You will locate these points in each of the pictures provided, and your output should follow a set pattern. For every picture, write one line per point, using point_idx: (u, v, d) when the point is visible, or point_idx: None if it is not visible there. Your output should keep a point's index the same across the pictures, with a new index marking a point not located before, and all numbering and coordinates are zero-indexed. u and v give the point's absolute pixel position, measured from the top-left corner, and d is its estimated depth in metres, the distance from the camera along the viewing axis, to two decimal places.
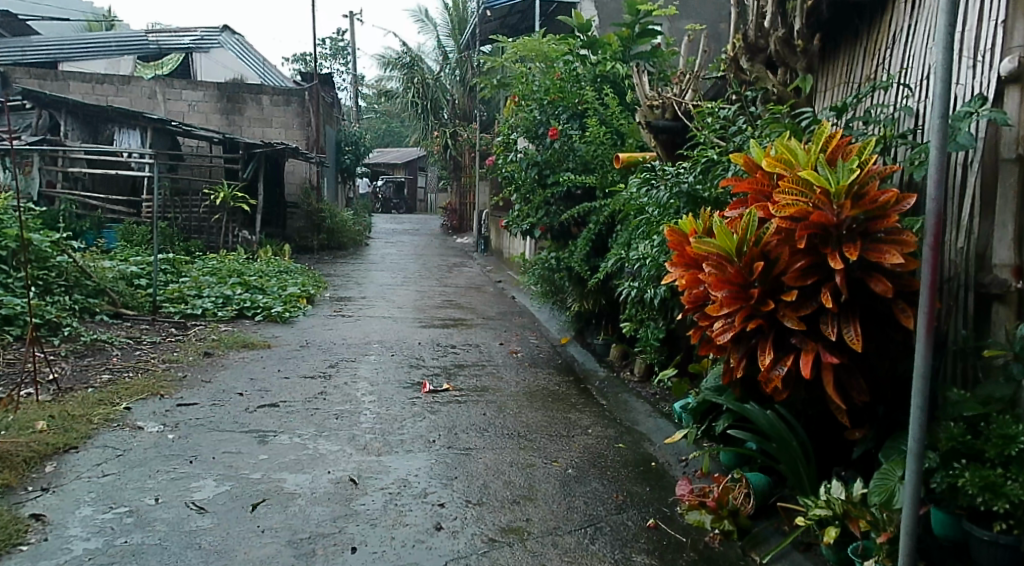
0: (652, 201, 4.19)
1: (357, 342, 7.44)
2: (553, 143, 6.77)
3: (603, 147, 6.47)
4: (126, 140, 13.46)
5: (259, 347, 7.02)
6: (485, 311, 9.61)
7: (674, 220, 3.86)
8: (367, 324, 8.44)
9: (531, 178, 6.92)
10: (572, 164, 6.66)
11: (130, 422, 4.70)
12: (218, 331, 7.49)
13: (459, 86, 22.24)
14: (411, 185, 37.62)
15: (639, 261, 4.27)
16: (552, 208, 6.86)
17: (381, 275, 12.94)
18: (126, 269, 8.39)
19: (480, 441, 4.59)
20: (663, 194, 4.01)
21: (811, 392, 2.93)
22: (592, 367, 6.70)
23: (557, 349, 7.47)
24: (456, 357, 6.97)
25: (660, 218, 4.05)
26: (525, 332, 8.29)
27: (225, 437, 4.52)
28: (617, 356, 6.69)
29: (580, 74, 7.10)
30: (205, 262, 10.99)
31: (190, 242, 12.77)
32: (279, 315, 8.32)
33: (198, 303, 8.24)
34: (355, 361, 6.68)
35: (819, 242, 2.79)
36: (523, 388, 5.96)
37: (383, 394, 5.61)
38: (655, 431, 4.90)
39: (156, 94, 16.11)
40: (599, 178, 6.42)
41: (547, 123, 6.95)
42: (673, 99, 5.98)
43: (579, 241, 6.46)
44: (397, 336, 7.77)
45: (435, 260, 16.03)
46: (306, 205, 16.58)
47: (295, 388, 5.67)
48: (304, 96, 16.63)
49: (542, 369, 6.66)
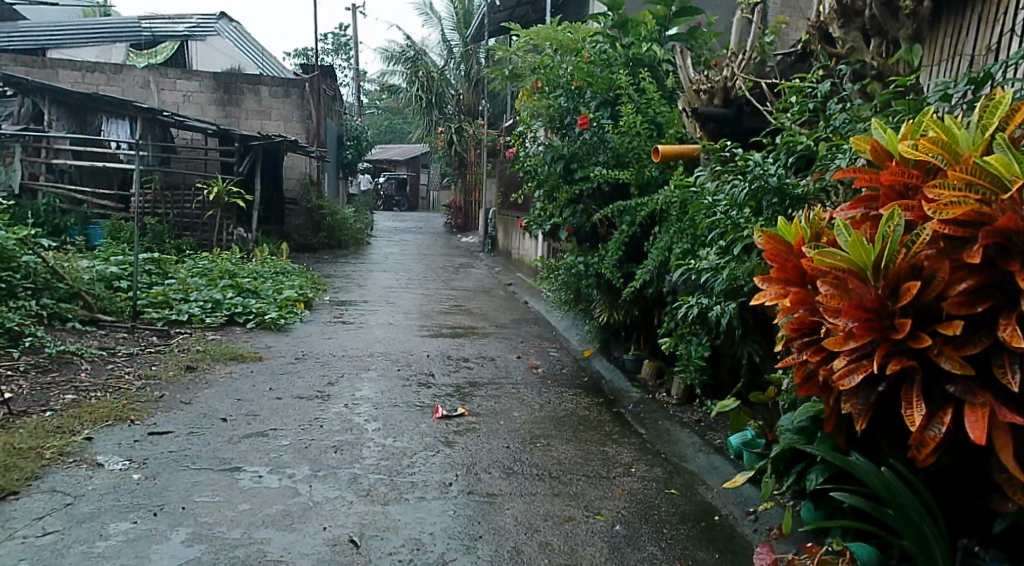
0: (724, 199, 3.46)
1: (359, 354, 6.71)
2: (582, 134, 6.04)
3: (639, 138, 5.72)
4: (114, 130, 12.71)
5: (250, 360, 6.27)
6: (496, 318, 8.88)
7: (762, 222, 3.14)
8: (370, 332, 7.70)
9: (556, 173, 6.17)
10: (604, 157, 5.91)
11: (88, 456, 3.95)
12: (204, 341, 6.73)
13: (464, 81, 21.54)
14: (414, 182, 36.92)
15: (707, 271, 3.54)
16: (579, 207, 6.10)
17: (383, 275, 12.22)
18: (104, 270, 7.63)
19: (506, 485, 3.86)
20: (741, 187, 3.29)
21: (967, 460, 2.20)
22: (623, 387, 5.97)
23: (581, 364, 6.77)
24: (470, 373, 6.23)
25: (736, 218, 3.32)
26: (544, 343, 7.56)
27: (200, 478, 3.76)
28: (650, 373, 5.99)
29: (611, 56, 6.32)
30: (195, 261, 10.25)
31: (182, 240, 12.00)
32: (273, 322, 7.57)
33: (183, 307, 7.48)
34: (356, 377, 5.94)
35: (996, 256, 2.08)
36: (548, 413, 5.23)
37: (390, 420, 4.87)
38: (710, 471, 4.17)
39: (149, 83, 15.39)
40: (635, 174, 5.65)
41: (575, 110, 6.21)
42: (723, 82, 5.18)
43: (611, 244, 5.74)
44: (403, 348, 7.03)
45: (440, 260, 15.31)
46: (305, 201, 15.86)
47: (288, 413, 4.92)
48: (304, 87, 15.94)
49: (567, 388, 5.93)
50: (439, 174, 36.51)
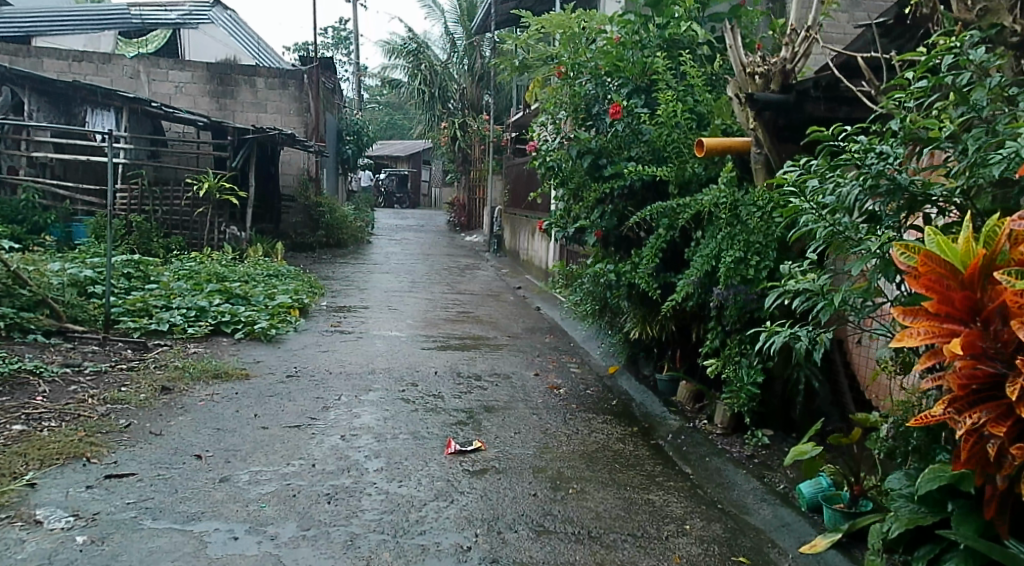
0: (819, 203, 2.83)
1: (358, 371, 6.01)
2: (613, 125, 5.33)
3: (678, 130, 5.01)
4: (100, 121, 12.04)
5: (235, 379, 5.55)
6: (507, 327, 8.17)
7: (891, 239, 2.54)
8: (370, 345, 6.99)
9: (582, 169, 5.46)
10: (637, 152, 5.23)
11: (25, 510, 3.23)
12: (185, 356, 6.02)
13: (468, 76, 20.90)
14: (415, 178, 36.20)
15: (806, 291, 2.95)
16: (609, 208, 5.38)
17: (385, 277, 11.53)
18: (76, 273, 6.91)
19: (537, 550, 3.15)
20: (854, 184, 2.65)
21: None
22: (658, 412, 5.28)
23: (606, 383, 6.07)
24: (484, 395, 5.51)
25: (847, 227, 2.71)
26: (563, 357, 6.86)
27: (160, 543, 3.05)
28: (688, 397, 5.33)
29: (644, 38, 5.59)
30: (183, 263, 9.55)
31: (170, 238, 11.27)
32: (264, 332, 6.86)
33: (164, 316, 6.75)
34: (355, 400, 5.23)
35: None
36: (578, 447, 4.52)
37: (394, 457, 4.16)
38: (782, 529, 3.46)
39: (139, 74, 14.68)
40: (676, 172, 4.97)
41: (605, 99, 5.50)
42: (782, 65, 4.51)
43: (645, 251, 5.06)
44: (407, 363, 6.32)
45: (444, 260, 14.59)
46: (302, 198, 15.16)
47: (272, 447, 4.21)
48: (302, 79, 15.25)
49: (595, 413, 5.23)
50: (440, 171, 35.78)
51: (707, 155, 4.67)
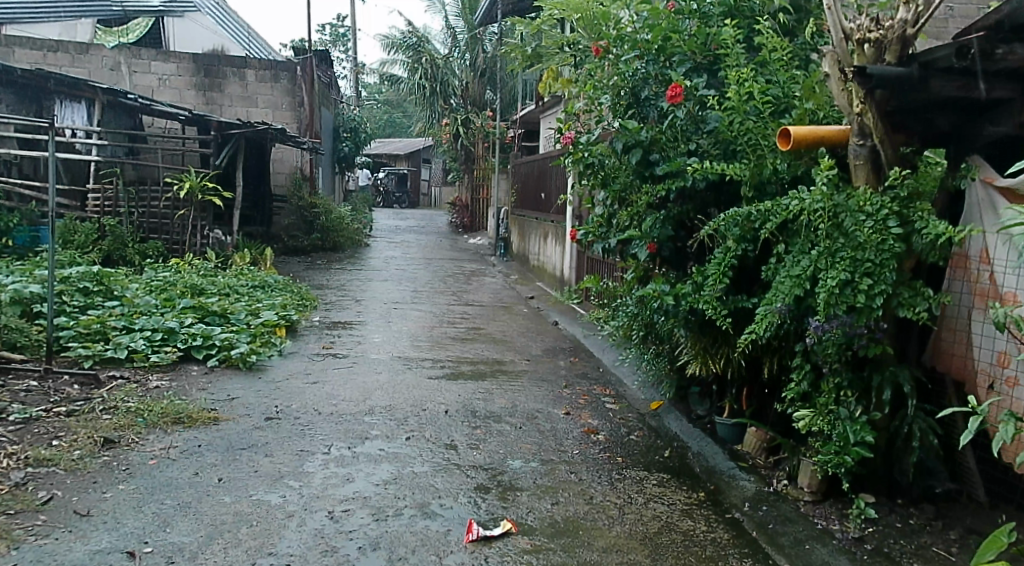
0: None
1: (352, 409, 4.98)
2: (672, 112, 4.30)
3: (753, 118, 3.99)
4: (68, 115, 10.98)
5: (201, 425, 4.49)
6: (525, 348, 7.11)
7: None
8: (368, 373, 5.92)
9: (630, 167, 4.45)
10: (700, 145, 4.23)
11: None
12: (143, 392, 4.98)
13: (471, 71, 19.89)
14: (415, 177, 35.16)
15: None
16: (663, 215, 4.36)
17: (384, 286, 10.50)
18: (19, 288, 5.87)
19: None
20: None
21: None
22: (724, 467, 4.25)
23: (651, 424, 5.04)
24: (507, 445, 4.47)
25: None
26: (594, 388, 5.83)
27: None
28: (762, 447, 4.33)
29: (704, 5, 4.58)
30: (157, 273, 8.50)
31: (148, 244, 10.23)
32: (242, 358, 5.82)
33: (122, 340, 5.72)
34: (348, 455, 4.18)
35: None
36: (635, 526, 3.49)
37: (397, 549, 3.13)
38: None
39: (120, 65, 13.64)
40: (751, 169, 3.96)
41: (656, 81, 4.48)
42: (902, 30, 3.43)
43: (710, 268, 4.05)
44: (412, 399, 5.26)
45: (448, 265, 13.55)
46: (295, 199, 14.12)
47: (234, 535, 3.15)
48: (295, 71, 14.23)
49: (647, 471, 4.20)
50: (440, 168, 34.69)
51: (792, 149, 3.69)
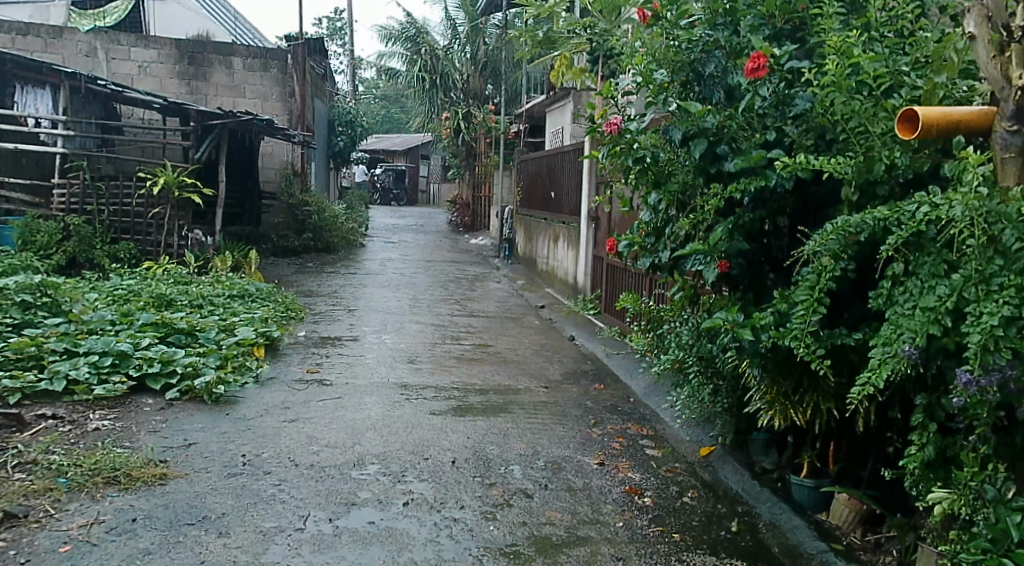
0: None
1: (337, 459, 4.03)
2: (749, 90, 3.37)
3: (863, 97, 3.04)
4: (31, 101, 9.97)
5: (141, 487, 3.52)
6: (541, 372, 6.14)
7: None
8: (358, 407, 4.97)
9: (693, 160, 3.52)
10: (786, 134, 3.30)
11: None
12: (77, 438, 4.03)
13: (472, 63, 18.96)
14: (413, 173, 34.17)
15: None
16: (734, 223, 3.43)
17: (379, 293, 9.54)
18: None
19: None
20: None
21: None
22: (816, 550, 3.28)
23: (705, 479, 4.08)
24: (531, 514, 3.51)
25: None
26: (628, 427, 4.87)
27: None
28: (856, 521, 3.36)
29: None
30: (123, 280, 7.54)
31: (118, 245, 9.27)
32: (206, 389, 4.84)
33: (60, 367, 4.76)
34: (328, 533, 3.21)
35: None
36: None
37: None
38: None
39: (96, 51, 12.71)
40: (859, 165, 2.98)
41: (724, 51, 3.53)
42: None
43: (801, 293, 3.09)
44: (409, 445, 4.29)
45: (449, 269, 12.58)
46: (285, 196, 13.16)
47: None
48: (285, 59, 13.24)
49: (715, 556, 3.23)
50: (440, 165, 33.69)
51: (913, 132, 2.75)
